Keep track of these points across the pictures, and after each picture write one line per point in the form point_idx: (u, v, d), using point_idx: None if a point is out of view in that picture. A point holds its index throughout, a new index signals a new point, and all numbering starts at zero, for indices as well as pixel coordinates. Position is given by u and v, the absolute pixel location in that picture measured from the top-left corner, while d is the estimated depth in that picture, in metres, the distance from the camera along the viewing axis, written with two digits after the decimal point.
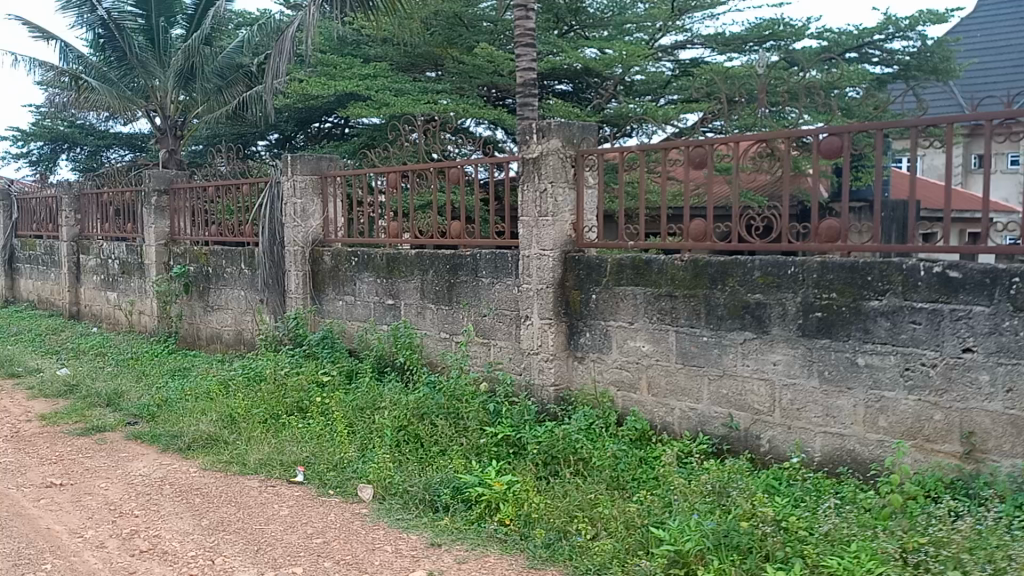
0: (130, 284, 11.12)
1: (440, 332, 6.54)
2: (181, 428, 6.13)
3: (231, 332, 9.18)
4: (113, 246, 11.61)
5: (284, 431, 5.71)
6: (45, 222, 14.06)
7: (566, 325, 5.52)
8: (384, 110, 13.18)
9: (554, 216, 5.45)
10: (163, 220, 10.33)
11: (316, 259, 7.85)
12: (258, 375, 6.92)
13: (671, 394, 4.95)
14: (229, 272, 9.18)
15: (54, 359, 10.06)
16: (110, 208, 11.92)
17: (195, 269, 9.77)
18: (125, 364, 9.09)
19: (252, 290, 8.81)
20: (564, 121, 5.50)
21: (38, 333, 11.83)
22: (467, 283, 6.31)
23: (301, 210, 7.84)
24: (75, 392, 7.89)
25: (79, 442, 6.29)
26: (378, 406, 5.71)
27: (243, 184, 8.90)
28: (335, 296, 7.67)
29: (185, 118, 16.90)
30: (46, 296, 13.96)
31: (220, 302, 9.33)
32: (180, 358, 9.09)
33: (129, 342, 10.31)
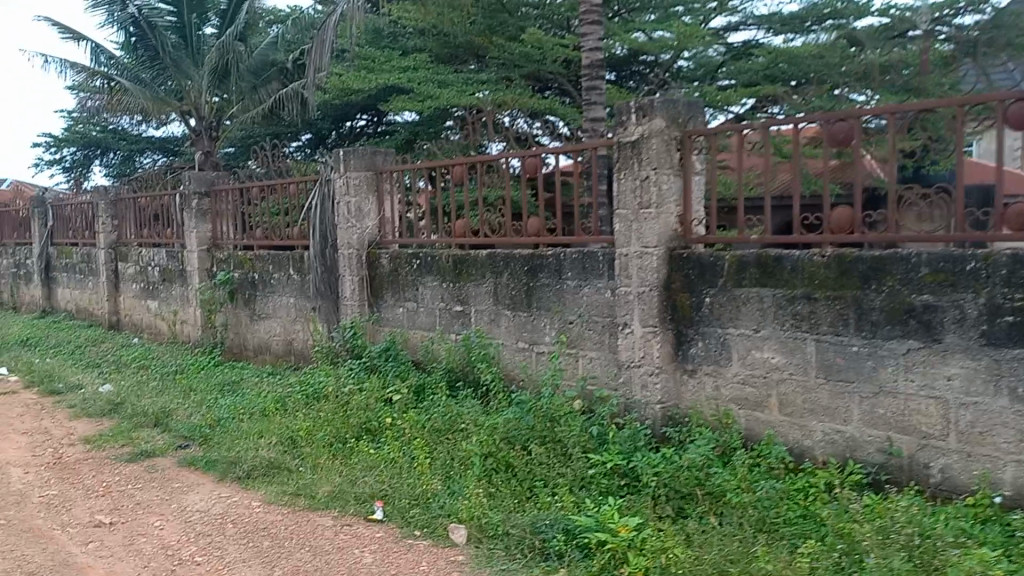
0: (171, 292, 10.58)
1: (518, 342, 5.84)
2: (238, 454, 5.52)
3: (281, 343, 8.60)
4: (153, 252, 11.08)
5: (355, 457, 5.06)
6: (82, 230, 13.61)
7: (673, 334, 4.80)
8: (430, 103, 12.54)
9: (659, 207, 4.74)
10: (205, 224, 9.77)
11: (373, 263, 7.20)
12: (317, 391, 6.29)
13: (810, 413, 4.25)
14: (276, 277, 8.59)
15: (95, 373, 9.54)
16: (148, 212, 11.39)
17: (240, 275, 9.20)
18: (170, 379, 8.54)
19: (302, 297, 8.20)
20: (668, 97, 4.79)
21: (76, 345, 11.34)
22: (548, 287, 5.59)
23: (355, 209, 7.18)
24: (120, 411, 7.33)
25: (126, 471, 5.70)
26: (459, 427, 5.04)
27: (290, 183, 8.30)
28: (395, 304, 7.01)
29: (221, 118, 16.40)
30: (84, 306, 13.50)
31: (268, 310, 8.75)
32: (229, 372, 8.52)
33: (173, 354, 9.77)
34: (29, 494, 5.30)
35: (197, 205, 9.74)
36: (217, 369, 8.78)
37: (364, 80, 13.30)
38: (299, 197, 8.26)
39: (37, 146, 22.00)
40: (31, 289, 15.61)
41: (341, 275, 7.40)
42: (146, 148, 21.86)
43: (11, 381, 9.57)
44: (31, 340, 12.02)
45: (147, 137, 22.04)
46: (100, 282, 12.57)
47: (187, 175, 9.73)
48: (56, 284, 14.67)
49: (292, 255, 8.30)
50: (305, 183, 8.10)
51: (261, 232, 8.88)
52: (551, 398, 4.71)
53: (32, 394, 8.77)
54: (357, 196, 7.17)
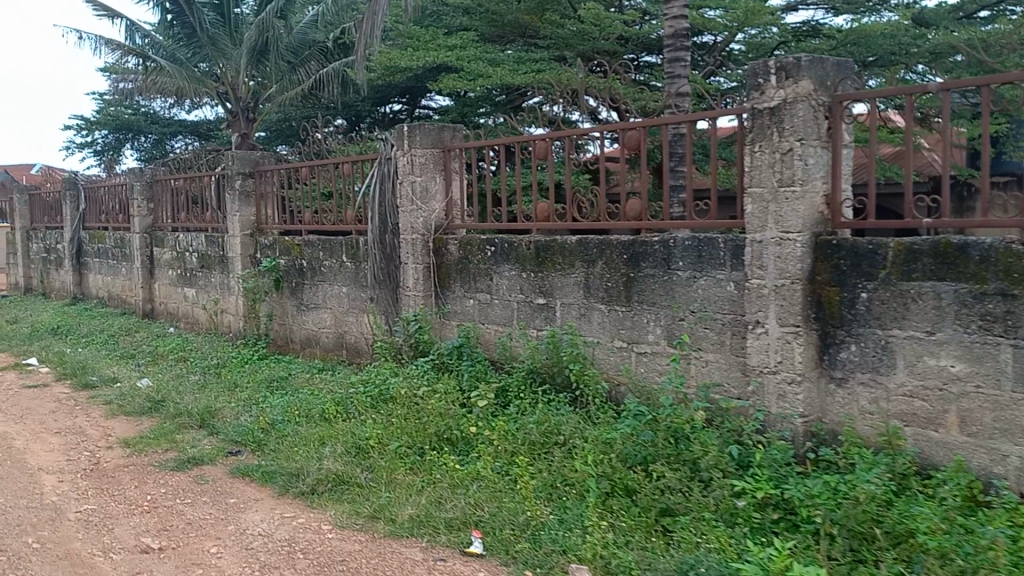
0: (210, 280, 9.97)
1: (614, 340, 5.11)
2: (300, 465, 4.87)
3: (332, 336, 7.94)
4: (191, 237, 10.47)
5: (438, 473, 4.39)
6: (115, 213, 13.04)
7: (818, 335, 4.07)
8: (482, 81, 11.84)
9: (803, 184, 3.99)
10: (248, 206, 9.13)
11: (439, 250, 6.50)
12: (383, 391, 5.62)
13: (1001, 435, 3.51)
14: (327, 265, 7.93)
15: (131, 366, 8.95)
16: (186, 195, 10.78)
17: (286, 262, 8.55)
18: (213, 375, 7.92)
19: (357, 286, 7.54)
20: (815, 54, 4.01)
21: (110, 334, 10.76)
22: (653, 278, 4.85)
23: (421, 190, 6.49)
24: (161, 409, 6.71)
25: (173, 482, 5.06)
26: (558, 441, 4.37)
27: (343, 161, 7.61)
28: (465, 294, 6.31)
29: (257, 99, 15.79)
30: (117, 293, 12.95)
31: (319, 300, 8.08)
32: (276, 367, 7.88)
33: (214, 346, 9.15)
34: (65, 509, 4.67)
35: (240, 186, 9.10)
36: (263, 363, 8.14)
37: (410, 59, 12.62)
38: (354, 177, 7.57)
39: (68, 129, 21.51)
40: (62, 275, 15.10)
41: (404, 263, 6.72)
42: (178, 132, 21.30)
43: (42, 372, 8.99)
44: (63, 329, 11.46)
45: (179, 119, 21.52)
46: (134, 268, 11.99)
47: (230, 153, 9.08)
48: (88, 270, 14.14)
49: (345, 241, 7.62)
50: (360, 161, 7.41)
51: (309, 215, 8.22)
52: (672, 409, 4.01)
53: (65, 387, 8.18)
54: (421, 175, 6.46)
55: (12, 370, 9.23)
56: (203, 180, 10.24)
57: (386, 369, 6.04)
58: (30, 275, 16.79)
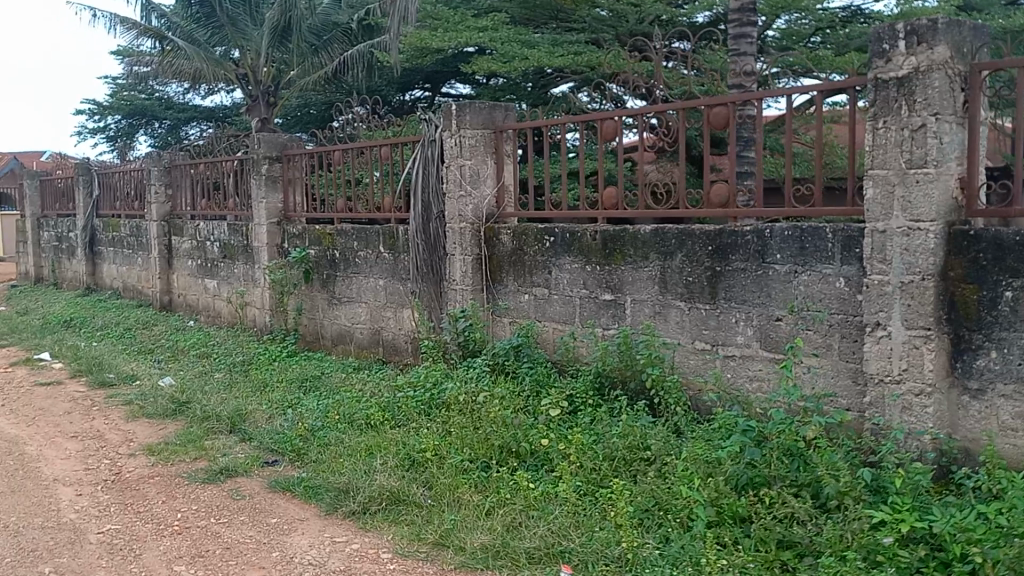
0: (234, 271, 9.49)
1: (696, 341, 4.61)
2: (348, 480, 4.38)
3: (366, 332, 7.44)
4: (213, 225, 9.99)
5: (509, 493, 3.90)
6: (131, 200, 12.57)
7: (950, 339, 3.53)
8: (516, 63, 11.28)
9: (938, 165, 3.46)
10: (275, 193, 8.63)
11: (490, 240, 5.98)
12: (434, 395, 5.13)
13: None
14: (362, 256, 7.43)
15: (151, 362, 8.48)
16: (208, 181, 10.29)
17: (316, 253, 8.05)
18: (239, 373, 7.43)
19: (395, 279, 7.03)
20: (952, 16, 3.51)
21: (128, 327, 10.30)
22: (744, 273, 4.35)
23: (471, 174, 5.98)
24: (186, 411, 6.22)
25: (206, 497, 4.57)
26: (644, 458, 3.87)
27: (382, 144, 7.11)
28: (519, 288, 5.79)
29: (277, 83, 15.27)
30: (133, 284, 12.49)
31: (352, 293, 7.59)
32: (306, 365, 7.40)
33: (238, 342, 8.67)
34: (87, 529, 4.19)
35: (267, 172, 8.60)
36: (292, 360, 7.65)
37: (439, 40, 12.08)
38: (393, 161, 7.06)
39: (81, 114, 21.04)
40: (75, 264, 14.65)
41: (450, 254, 6.21)
42: (193, 118, 20.80)
43: (57, 368, 8.53)
44: (78, 321, 11.00)
45: (194, 105, 21.07)
46: (151, 258, 11.52)
47: (257, 137, 8.59)
48: (102, 260, 13.68)
49: (384, 231, 7.13)
50: (401, 145, 6.89)
51: (343, 203, 7.72)
52: (786, 425, 3.50)
53: (81, 384, 7.71)
54: (472, 158, 5.96)
55: (25, 365, 8.77)
56: (225, 166, 9.75)
57: (435, 370, 5.53)
58: (42, 265, 16.35)
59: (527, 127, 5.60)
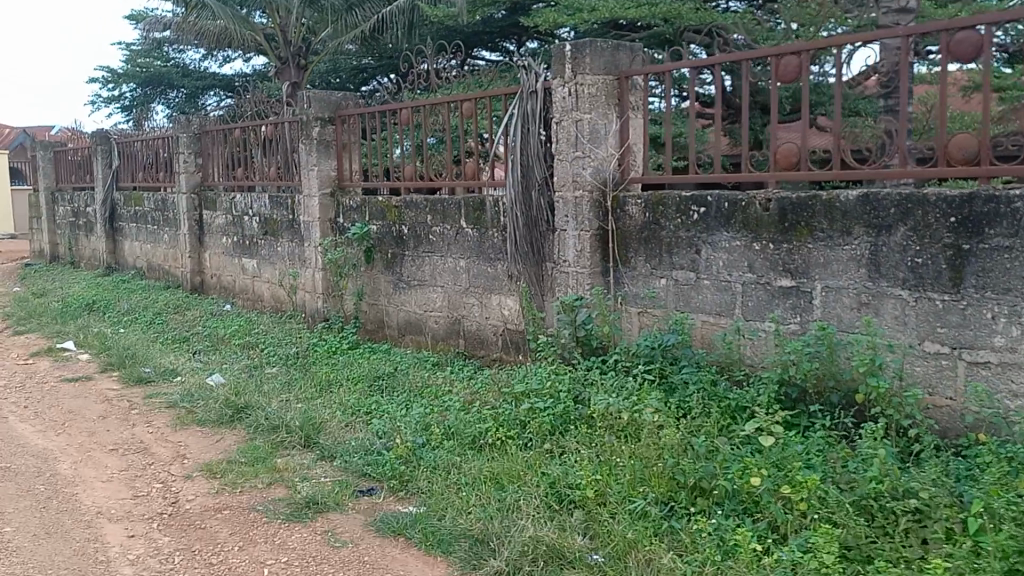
0: (278, 249, 8.45)
1: (929, 341, 3.52)
2: (482, 526, 3.34)
3: (443, 321, 6.42)
4: (252, 198, 8.94)
5: (725, 559, 2.83)
6: (157, 171, 11.51)
7: None
8: (582, 16, 10.12)
9: None
10: (328, 160, 7.55)
11: (612, 213, 4.89)
12: (565, 405, 4.06)
13: None
14: (438, 232, 6.39)
15: (190, 353, 7.47)
16: (245, 147, 9.22)
17: (380, 229, 7.02)
18: (296, 369, 6.41)
19: (480, 259, 5.99)
20: None
21: (157, 312, 9.30)
22: (1009, 253, 3.27)
23: (590, 131, 4.87)
24: (245, 419, 5.19)
25: (294, 543, 3.53)
26: (907, 508, 2.81)
27: (464, 99, 6.03)
28: (653, 271, 4.70)
29: (308, 44, 14.13)
30: (159, 263, 11.47)
31: (425, 275, 6.57)
32: (374, 359, 6.37)
33: (287, 332, 7.65)
34: None
35: (319, 135, 7.49)
36: (355, 354, 6.63)
37: None
38: (477, 120, 5.97)
39: (95, 82, 19.92)
40: (93, 241, 13.63)
41: (560, 230, 5.13)
42: (213, 87, 19.66)
43: (84, 360, 7.52)
44: (101, 304, 9.99)
45: (214, 73, 19.97)
46: (180, 234, 10.47)
47: (307, 95, 7.49)
48: (123, 237, 12.65)
49: (464, 201, 6.07)
50: (489, 98, 5.81)
51: (412, 170, 6.66)
52: None
53: (113, 380, 6.70)
54: (592, 110, 4.86)
55: (46, 356, 7.76)
56: (266, 131, 8.66)
57: (555, 372, 4.47)
58: (57, 242, 15.33)
59: (671, 70, 4.52)
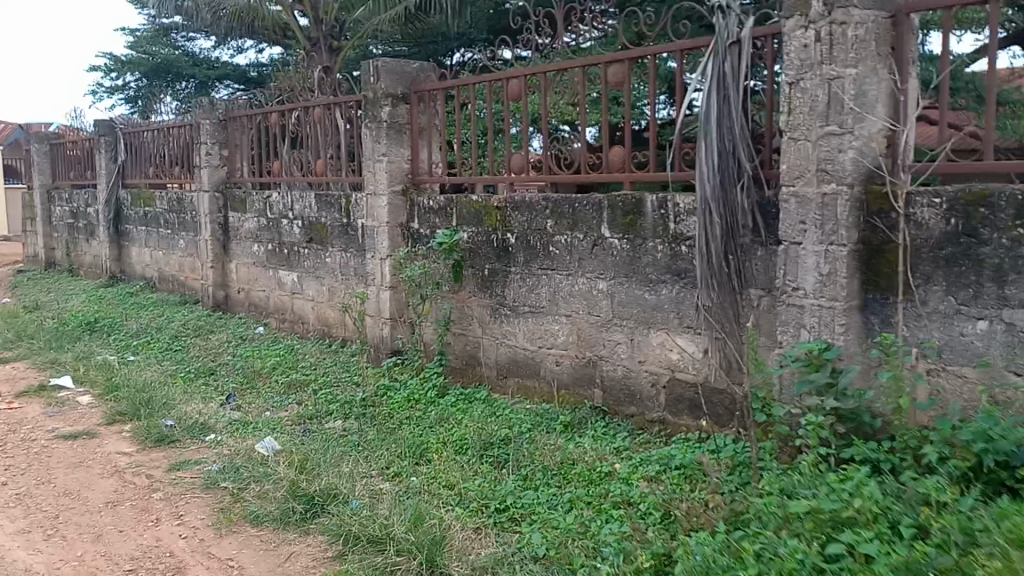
0: (330, 262, 6.87)
1: None
2: None
3: (567, 364, 4.79)
4: (293, 197, 7.34)
5: None
6: (171, 166, 9.88)
7: None
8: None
9: None
10: (400, 147, 5.93)
11: (881, 220, 3.24)
12: (911, 550, 2.36)
13: None
14: (562, 243, 4.77)
15: (222, 396, 5.84)
16: (283, 136, 7.60)
17: (472, 236, 5.41)
18: (371, 430, 4.78)
19: (632, 281, 4.35)
20: None
21: (175, 337, 7.67)
22: None
23: (856, 94, 3.23)
24: (325, 521, 3.55)
25: None
26: None
27: (611, 62, 4.41)
28: (960, 310, 3.09)
29: (341, 25, 12.58)
30: (172, 273, 9.84)
31: (541, 302, 4.95)
32: (477, 417, 4.75)
33: (346, 372, 6.05)
34: None
35: (388, 116, 5.86)
36: (449, 406, 5.00)
37: None
38: (630, 91, 4.34)
39: (96, 71, 18.19)
40: (96, 247, 11.98)
41: (787, 244, 3.47)
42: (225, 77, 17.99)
43: (85, 404, 5.87)
44: (105, 324, 8.35)
45: (227, 62, 18.37)
46: (200, 240, 8.84)
47: (375, 65, 5.85)
48: (130, 243, 11.02)
49: (608, 200, 4.44)
50: (652, 59, 4.18)
51: (521, 161, 5.03)
52: None
53: (125, 438, 5.04)
54: (859, 64, 3.22)
55: (37, 397, 6.11)
56: (314, 115, 7.05)
57: (824, 479, 2.83)
58: (54, 247, 13.67)
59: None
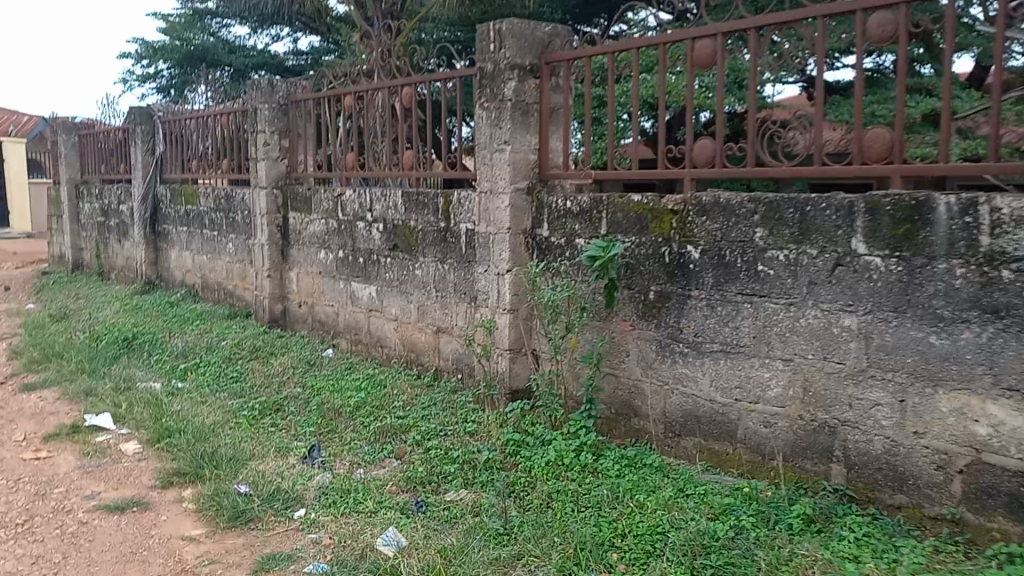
0: (423, 275, 5.69)
1: None
2: None
3: (784, 426, 3.55)
4: (371, 194, 6.14)
5: None
6: (217, 159, 8.73)
7: None
8: None
9: None
10: (526, 134, 4.70)
11: None
12: None
13: None
14: (782, 260, 3.53)
15: (301, 446, 4.65)
16: (358, 120, 6.39)
17: (632, 248, 4.15)
18: (519, 515, 3.55)
19: (905, 319, 3.15)
20: None
21: (230, 360, 6.49)
22: None
23: None
24: None
25: None
26: None
27: (876, 7, 3.22)
28: None
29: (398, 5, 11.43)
30: (217, 280, 8.69)
31: (739, 339, 3.70)
32: (665, 497, 3.49)
33: (453, 415, 4.85)
34: None
35: (514, 93, 4.64)
36: (616, 478, 3.74)
37: None
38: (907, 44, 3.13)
39: (127, 58, 17.12)
40: (128, 248, 10.85)
41: None
42: (262, 66, 16.83)
43: (129, 454, 4.68)
44: (145, 340, 7.18)
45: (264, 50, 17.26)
46: (253, 244, 7.67)
47: (499, 28, 4.67)
48: (168, 245, 9.87)
49: (869, 203, 3.23)
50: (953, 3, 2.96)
51: (712, 148, 3.84)
52: None
53: (189, 513, 3.85)
54: None
55: (70, 443, 4.93)
56: (403, 98, 5.87)
57: None
58: (80, 247, 12.58)
59: None
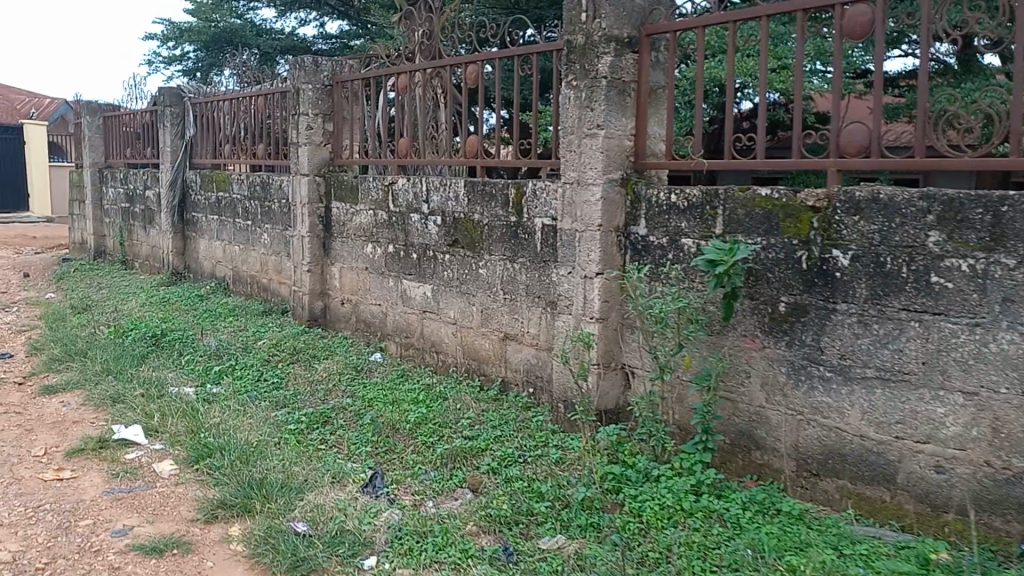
0: (489, 275, 5.07)
1: None
2: None
3: (966, 472, 2.94)
4: (429, 184, 5.50)
5: None
6: (251, 143, 8.12)
7: None
8: None
9: None
10: (622, 115, 4.06)
11: None
12: None
13: None
14: (966, 273, 2.89)
15: (360, 471, 4.05)
16: (415, 101, 5.75)
17: (758, 251, 3.50)
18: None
19: None
20: None
21: (269, 364, 5.91)
22: None
23: None
24: None
25: None
26: None
27: None
28: None
29: None
30: (251, 274, 8.10)
31: (905, 365, 3.07)
32: (822, 560, 2.86)
33: (532, 438, 4.25)
34: None
35: (610, 69, 4.00)
36: (751, 531, 3.11)
37: None
38: None
39: (152, 39, 16.56)
40: (154, 236, 10.30)
41: None
42: (289, 48, 16.20)
43: (164, 477, 4.10)
44: (175, 338, 6.62)
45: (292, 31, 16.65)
46: (291, 235, 7.08)
47: None
48: (197, 234, 9.31)
49: None
50: None
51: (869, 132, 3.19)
52: None
53: (239, 558, 3.27)
54: None
55: (97, 461, 4.36)
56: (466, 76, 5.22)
57: None
58: (103, 233, 12.05)
59: None
